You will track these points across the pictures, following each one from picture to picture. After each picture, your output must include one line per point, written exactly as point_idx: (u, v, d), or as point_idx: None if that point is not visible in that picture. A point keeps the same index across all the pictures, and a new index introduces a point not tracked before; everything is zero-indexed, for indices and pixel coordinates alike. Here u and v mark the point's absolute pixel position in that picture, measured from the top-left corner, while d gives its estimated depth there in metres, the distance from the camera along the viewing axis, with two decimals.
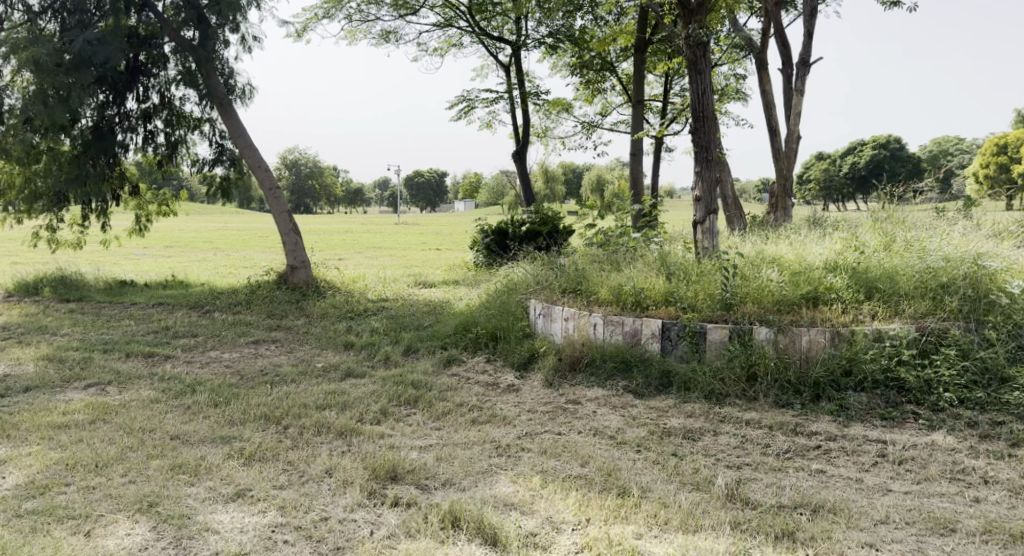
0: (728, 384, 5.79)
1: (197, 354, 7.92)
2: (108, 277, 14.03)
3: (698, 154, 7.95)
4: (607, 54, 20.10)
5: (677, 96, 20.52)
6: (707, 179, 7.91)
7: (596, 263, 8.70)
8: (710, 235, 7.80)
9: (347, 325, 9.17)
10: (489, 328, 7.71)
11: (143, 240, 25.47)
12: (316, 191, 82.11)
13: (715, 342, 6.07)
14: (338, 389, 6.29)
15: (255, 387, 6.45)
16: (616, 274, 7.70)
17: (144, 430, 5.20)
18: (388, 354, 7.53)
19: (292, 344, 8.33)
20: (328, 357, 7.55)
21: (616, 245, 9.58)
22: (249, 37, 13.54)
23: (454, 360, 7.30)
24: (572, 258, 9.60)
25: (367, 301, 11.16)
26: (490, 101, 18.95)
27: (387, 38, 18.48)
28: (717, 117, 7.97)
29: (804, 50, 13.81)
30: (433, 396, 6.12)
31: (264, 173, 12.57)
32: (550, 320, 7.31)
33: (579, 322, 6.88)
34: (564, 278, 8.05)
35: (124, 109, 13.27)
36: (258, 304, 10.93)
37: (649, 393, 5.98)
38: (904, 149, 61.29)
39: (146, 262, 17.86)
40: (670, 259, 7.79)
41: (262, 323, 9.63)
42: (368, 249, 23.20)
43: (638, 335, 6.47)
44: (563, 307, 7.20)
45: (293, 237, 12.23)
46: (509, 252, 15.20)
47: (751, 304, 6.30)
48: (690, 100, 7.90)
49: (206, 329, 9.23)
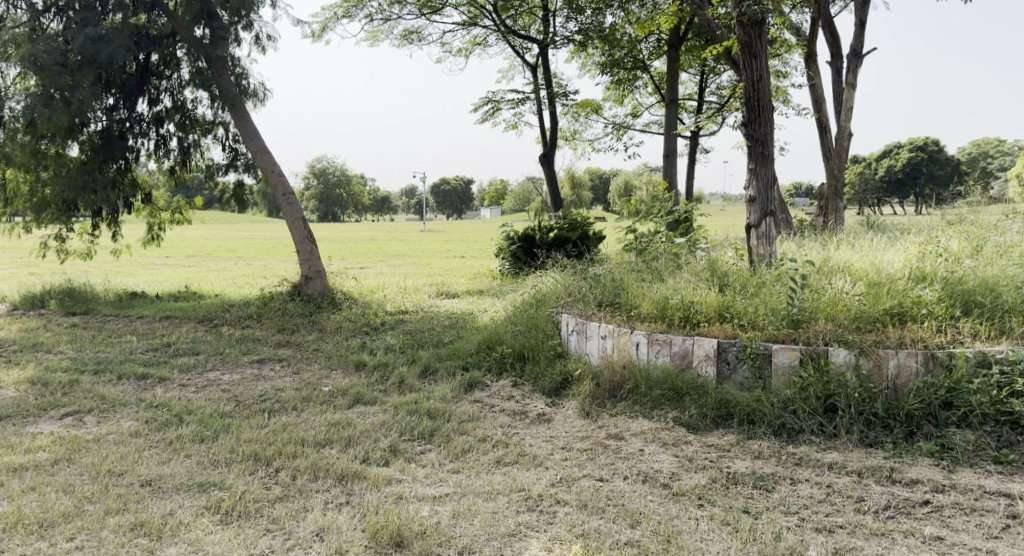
0: (801, 417, 4.92)
1: (194, 376, 7.13)
2: (118, 288, 13.38)
3: (752, 150, 7.05)
4: (639, 52, 19.20)
5: (713, 95, 19.54)
6: (764, 177, 7.00)
7: (634, 273, 7.82)
8: (767, 240, 6.90)
9: (362, 341, 8.37)
10: (516, 347, 6.86)
11: (162, 250, 24.99)
12: (343, 200, 81.90)
13: (783, 366, 5.20)
14: (343, 420, 5.48)
15: (250, 417, 5.66)
16: (659, 285, 6.83)
17: (111, 474, 4.44)
18: (403, 377, 6.70)
19: (299, 364, 7.53)
20: (338, 379, 6.74)
21: (655, 252, 8.68)
22: (263, 36, 12.94)
23: (478, 384, 6.45)
24: (606, 266, 8.73)
25: (385, 314, 10.39)
26: (516, 102, 18.14)
27: (409, 38, 17.78)
28: (774, 107, 7.04)
29: (856, 41, 12.83)
30: (451, 428, 5.29)
31: (277, 178, 11.81)
32: (585, 339, 6.45)
33: (620, 341, 6.01)
34: (600, 290, 7.18)
35: (135, 112, 12.64)
36: (269, 318, 10.16)
37: (706, 427, 5.11)
38: (942, 152, 59.51)
39: (162, 273, 17.25)
40: (721, 267, 6.89)
41: (271, 340, 8.88)
42: (390, 258, 22.44)
43: (689, 357, 5.59)
44: (600, 322, 6.34)
45: (307, 245, 11.47)
46: (537, 260, 14.35)
47: (823, 321, 5.42)
48: (743, 89, 6.99)
49: (209, 347, 8.47)
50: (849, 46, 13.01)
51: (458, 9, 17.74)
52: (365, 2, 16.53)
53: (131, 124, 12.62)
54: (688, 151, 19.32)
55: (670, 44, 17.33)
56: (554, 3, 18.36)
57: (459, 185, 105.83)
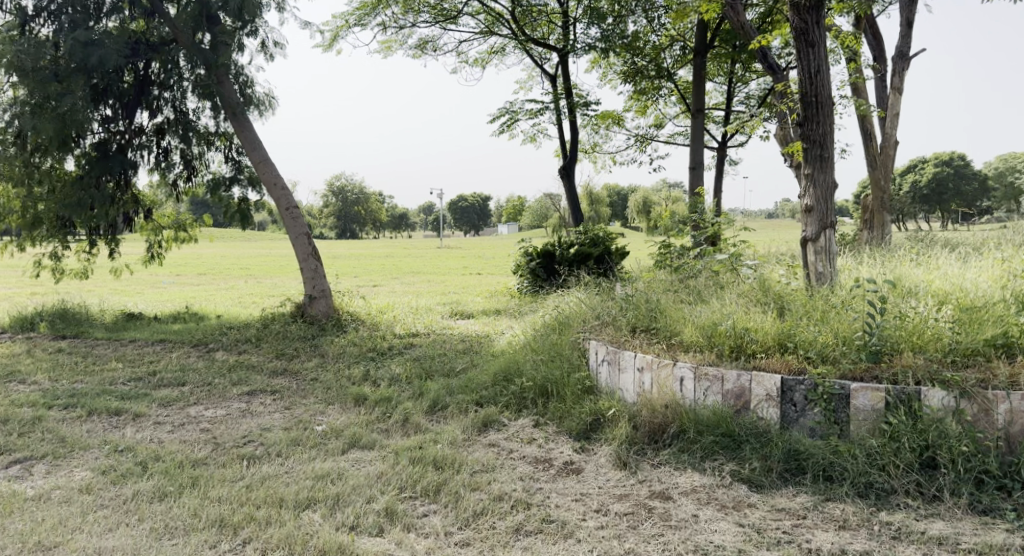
0: (893, 475, 4.08)
1: (173, 412, 6.28)
2: (115, 309, 12.61)
3: (808, 152, 6.20)
4: (662, 60, 18.35)
5: (742, 104, 18.65)
6: (822, 184, 6.15)
7: (670, 293, 6.93)
8: (826, 256, 6.11)
9: (365, 371, 7.48)
10: (537, 381, 5.94)
11: (168, 269, 24.25)
12: (360, 217, 81.35)
13: (865, 410, 4.35)
14: (333, 471, 4.62)
15: (225, 466, 4.81)
16: (702, 309, 5.96)
17: (39, 549, 3.70)
18: (408, 414, 5.82)
19: (293, 397, 6.67)
20: (333, 417, 5.87)
21: (691, 269, 7.78)
22: (268, 43, 12.24)
23: (494, 423, 5.55)
24: (636, 285, 7.84)
25: (394, 337, 9.56)
26: (534, 113, 17.38)
27: (424, 48, 17.06)
28: (835, 103, 6.16)
29: (904, 41, 11.91)
30: (462, 481, 4.43)
31: (281, 191, 10.94)
32: (618, 371, 5.55)
33: (660, 376, 5.13)
34: (633, 313, 6.30)
35: (134, 123, 11.94)
36: (268, 342, 9.32)
37: (772, 485, 4.25)
38: (969, 166, 57.62)
39: (165, 292, 16.51)
40: (775, 290, 6.01)
41: (266, 367, 8.02)
42: (403, 275, 21.61)
43: (746, 396, 4.72)
44: (634, 351, 5.47)
45: (311, 263, 10.68)
46: (557, 277, 13.47)
47: (910, 353, 4.56)
48: (798, 83, 6.10)
49: (197, 376, 7.61)
50: (895, 48, 12.09)
51: (474, 17, 17.00)
52: (378, 10, 15.82)
53: (129, 136, 11.90)
54: (716, 163, 18.40)
55: (696, 51, 16.46)
56: (574, 10, 17.59)
57: (476, 202, 105.28)
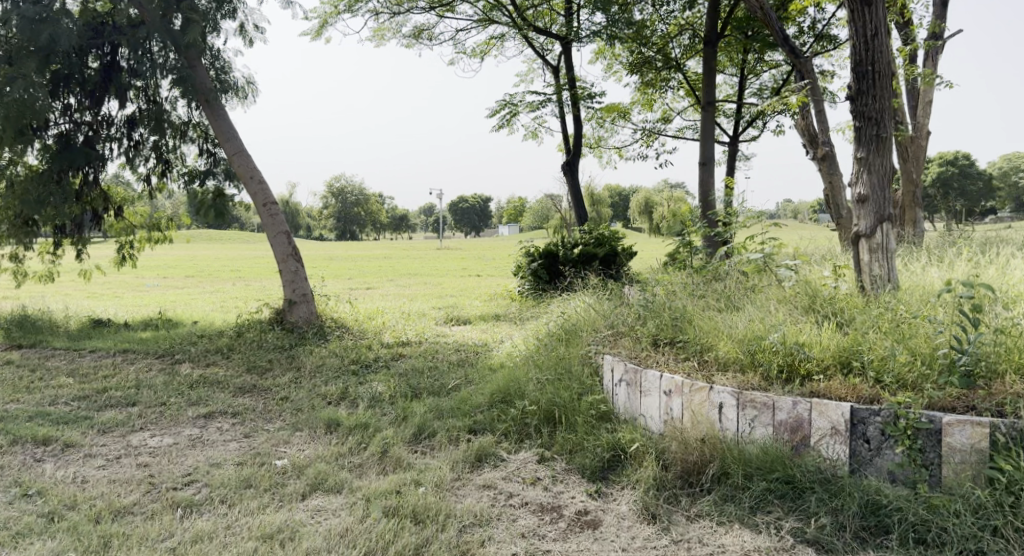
0: (1010, 540, 3.26)
1: (111, 441, 5.32)
2: (82, 314, 11.67)
3: (861, 131, 5.27)
4: (671, 50, 17.40)
5: (754, 97, 17.71)
6: (878, 170, 5.21)
7: (696, 298, 5.98)
8: (884, 255, 5.21)
9: (343, 389, 6.50)
10: (542, 405, 4.96)
11: (151, 272, 23.20)
12: (358, 219, 80.25)
13: (961, 450, 3.46)
14: (286, 529, 3.72)
15: (153, 520, 3.89)
16: (739, 317, 5.03)
17: None
18: (387, 444, 4.88)
19: (256, 422, 5.70)
20: (299, 451, 4.91)
21: (717, 270, 6.83)
22: (248, 26, 11.31)
23: (490, 458, 4.58)
24: (654, 289, 6.89)
25: (380, 347, 8.60)
26: (535, 105, 16.41)
27: (419, 37, 16.10)
28: (895, 73, 5.21)
29: (938, 23, 10.98)
30: (446, 545, 3.53)
31: (257, 185, 9.95)
32: (639, 394, 4.62)
33: (692, 402, 4.21)
34: (656, 323, 5.35)
35: (102, 114, 10.97)
36: (240, 353, 8.37)
37: (847, 548, 3.42)
38: (974, 166, 56.40)
39: (144, 296, 15.53)
40: (825, 296, 5.09)
41: (233, 384, 7.05)
42: (399, 277, 20.59)
43: (805, 430, 3.80)
44: (658, 371, 4.53)
45: (291, 264, 9.73)
46: (561, 280, 12.46)
47: (1012, 378, 3.67)
48: (851, 50, 5.17)
49: (151, 395, 6.64)
50: (928, 31, 11.17)
51: (472, 4, 16.00)
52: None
53: (96, 127, 10.91)
54: (727, 158, 17.43)
55: (707, 40, 15.45)
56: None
57: (476, 204, 104.37)
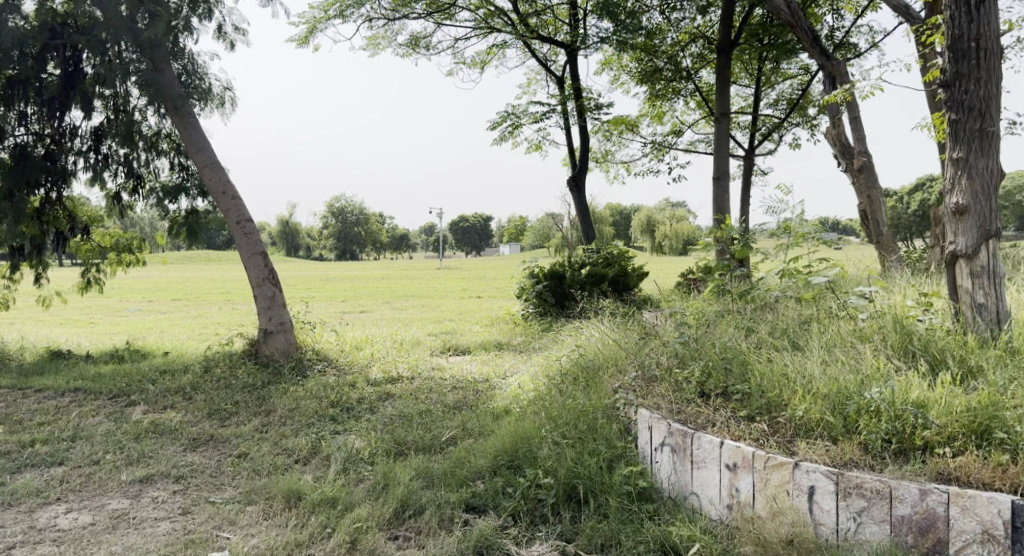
0: None
1: (12, 519, 4.23)
2: (40, 344, 10.55)
3: (960, 126, 4.17)
4: (683, 59, 16.36)
5: (770, 108, 16.66)
6: (982, 172, 4.11)
7: (742, 332, 4.88)
8: (991, 280, 4.11)
9: (314, 443, 5.36)
10: (560, 477, 3.83)
11: (136, 295, 22.04)
12: (359, 239, 79.26)
13: None
14: None
15: None
16: (811, 363, 3.92)
17: None
18: (359, 531, 3.79)
19: (199, 492, 4.59)
20: (243, 540, 3.82)
21: (761, 296, 5.72)
22: (226, 27, 10.32)
23: (496, 551, 3.49)
24: (688, 318, 5.77)
25: (366, 383, 7.50)
26: (540, 117, 15.36)
27: (415, 46, 15.06)
28: (1005, 51, 4.13)
29: None
30: None
31: (229, 201, 8.83)
32: (688, 465, 3.57)
33: (768, 483, 3.22)
34: (701, 367, 4.21)
35: (65, 125, 9.82)
36: (204, 394, 7.25)
37: None
38: None
39: (117, 322, 14.36)
40: (921, 334, 4.01)
41: (185, 435, 5.92)
42: (397, 300, 19.45)
43: (938, 531, 2.86)
44: (710, 436, 3.50)
45: (267, 288, 8.64)
46: (571, 304, 11.35)
47: None
48: (948, 25, 4.13)
49: (83, 450, 5.51)
50: None
51: (472, 11, 14.95)
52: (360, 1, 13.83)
53: (58, 138, 9.75)
54: (743, 172, 16.36)
55: (720, 48, 14.42)
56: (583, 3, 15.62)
57: (477, 223, 103.61)
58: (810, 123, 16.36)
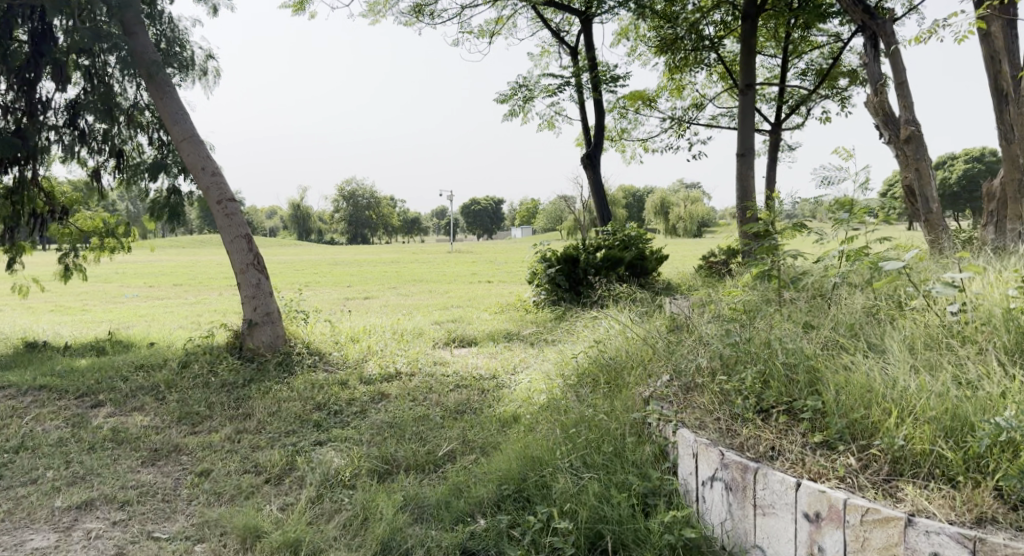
0: None
1: None
2: (16, 336, 9.82)
3: None
4: (705, 27, 15.32)
5: (797, 79, 15.67)
6: None
7: (798, 328, 4.02)
8: None
9: (288, 458, 4.55)
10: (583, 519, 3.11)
11: (136, 281, 21.25)
12: (370, 222, 78.36)
13: None
14: None
15: None
16: (900, 372, 3.08)
17: None
18: None
19: (142, 524, 3.82)
20: None
21: (812, 284, 4.86)
22: None
23: None
24: (724, 309, 4.92)
25: (359, 381, 6.70)
26: (552, 90, 14.39)
27: (418, 14, 14.09)
28: None
29: None
30: None
31: (209, 179, 8.01)
32: (753, 510, 2.91)
33: (870, 544, 2.59)
34: (752, 376, 3.36)
35: (37, 97, 8.84)
36: (176, 394, 6.48)
37: None
38: None
39: (108, 310, 13.62)
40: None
41: (144, 445, 5.14)
42: (405, 285, 18.59)
43: None
44: (779, 475, 2.83)
45: (251, 275, 7.84)
46: (586, 290, 10.50)
47: None
48: None
49: (21, 465, 4.75)
50: None
51: None
52: None
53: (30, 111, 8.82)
54: (769, 148, 15.39)
55: (745, 15, 13.41)
56: None
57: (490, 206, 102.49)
58: (839, 95, 15.40)
